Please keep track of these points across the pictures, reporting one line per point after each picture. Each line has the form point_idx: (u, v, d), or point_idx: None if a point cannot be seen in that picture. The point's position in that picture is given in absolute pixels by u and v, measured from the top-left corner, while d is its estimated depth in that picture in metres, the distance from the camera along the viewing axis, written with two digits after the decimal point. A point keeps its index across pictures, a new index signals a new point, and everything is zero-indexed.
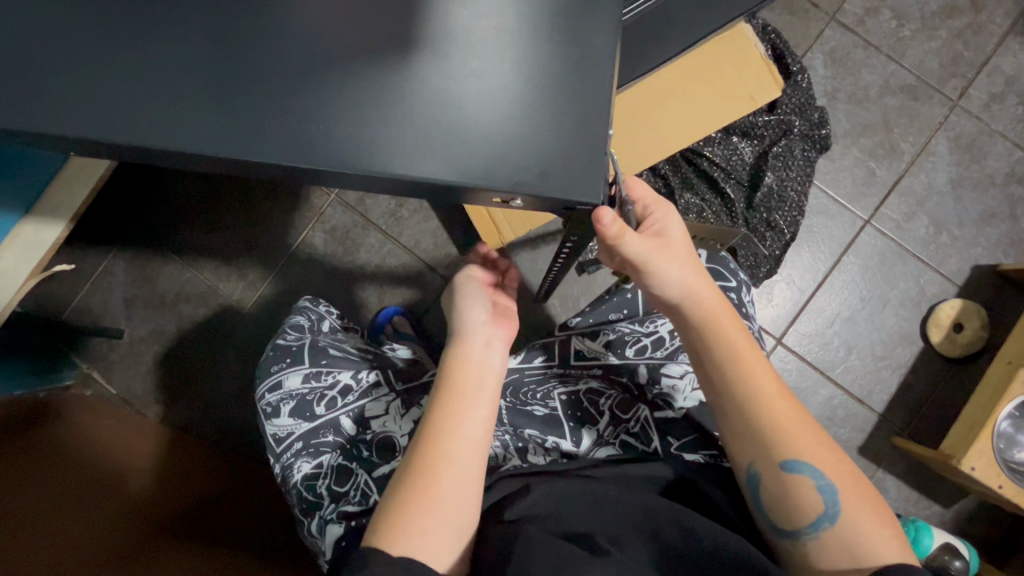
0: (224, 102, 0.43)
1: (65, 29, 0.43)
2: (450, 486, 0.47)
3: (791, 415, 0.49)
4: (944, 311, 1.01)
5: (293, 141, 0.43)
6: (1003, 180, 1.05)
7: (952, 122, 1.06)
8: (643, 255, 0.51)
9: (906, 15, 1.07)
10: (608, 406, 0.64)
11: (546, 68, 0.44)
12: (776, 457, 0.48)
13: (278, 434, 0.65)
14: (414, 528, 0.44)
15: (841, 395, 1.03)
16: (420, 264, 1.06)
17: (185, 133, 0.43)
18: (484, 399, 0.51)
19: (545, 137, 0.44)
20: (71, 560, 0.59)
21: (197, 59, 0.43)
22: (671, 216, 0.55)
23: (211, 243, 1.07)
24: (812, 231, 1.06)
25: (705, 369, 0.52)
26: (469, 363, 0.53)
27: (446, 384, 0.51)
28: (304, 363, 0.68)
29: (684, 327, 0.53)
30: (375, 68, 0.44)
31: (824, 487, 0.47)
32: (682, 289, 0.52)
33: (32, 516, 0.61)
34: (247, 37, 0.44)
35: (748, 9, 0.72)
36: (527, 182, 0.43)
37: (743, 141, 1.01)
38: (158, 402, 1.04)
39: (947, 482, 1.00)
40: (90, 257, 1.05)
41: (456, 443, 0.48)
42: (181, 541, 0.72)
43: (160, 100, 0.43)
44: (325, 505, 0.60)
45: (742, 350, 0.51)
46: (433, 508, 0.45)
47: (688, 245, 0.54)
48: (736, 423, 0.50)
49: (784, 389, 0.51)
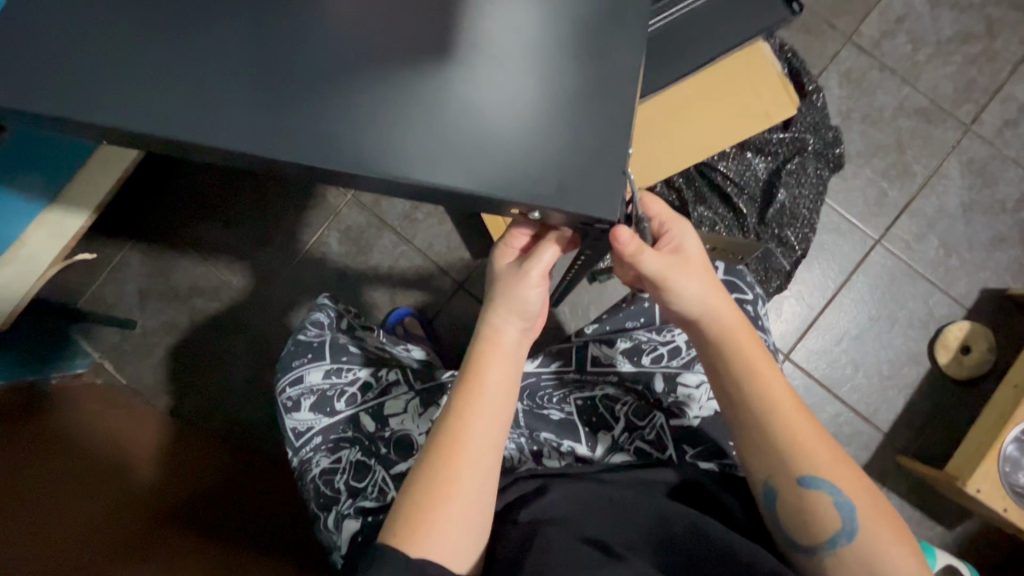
0: (257, 103, 0.44)
1: (105, 26, 0.44)
2: (468, 491, 0.46)
3: (808, 431, 0.50)
4: (952, 333, 1.02)
5: (322, 145, 0.44)
6: (1014, 206, 1.06)
7: (964, 146, 1.07)
8: (660, 271, 0.51)
9: (921, 40, 1.09)
10: (624, 413, 0.64)
11: (572, 84, 0.45)
12: (793, 473, 0.48)
13: (297, 428, 0.66)
14: (433, 527, 0.45)
15: (847, 412, 1.03)
16: (434, 266, 1.07)
17: (217, 132, 0.43)
18: (503, 402, 0.50)
19: (565, 151, 0.45)
20: (80, 539, 0.61)
21: (233, 61, 0.44)
22: (688, 233, 0.55)
23: (227, 238, 1.08)
24: (823, 248, 1.07)
25: (723, 383, 0.52)
26: (493, 362, 0.51)
27: (468, 386, 0.50)
28: (326, 359, 0.69)
29: (702, 342, 0.54)
30: (404, 76, 0.45)
31: (842, 503, 0.47)
32: (699, 305, 0.52)
33: (45, 501, 0.62)
34: (279, 41, 0.45)
35: (767, 28, 0.78)
36: (546, 195, 0.44)
37: (757, 157, 1.02)
38: (167, 394, 1.04)
39: (951, 504, 1.00)
40: (108, 247, 1.06)
41: (477, 446, 0.48)
42: (186, 532, 0.72)
43: (195, 97, 0.44)
44: (342, 500, 0.61)
45: (759, 367, 0.51)
46: (450, 513, 0.45)
47: (705, 262, 0.54)
48: (752, 437, 0.50)
49: (801, 406, 0.51)
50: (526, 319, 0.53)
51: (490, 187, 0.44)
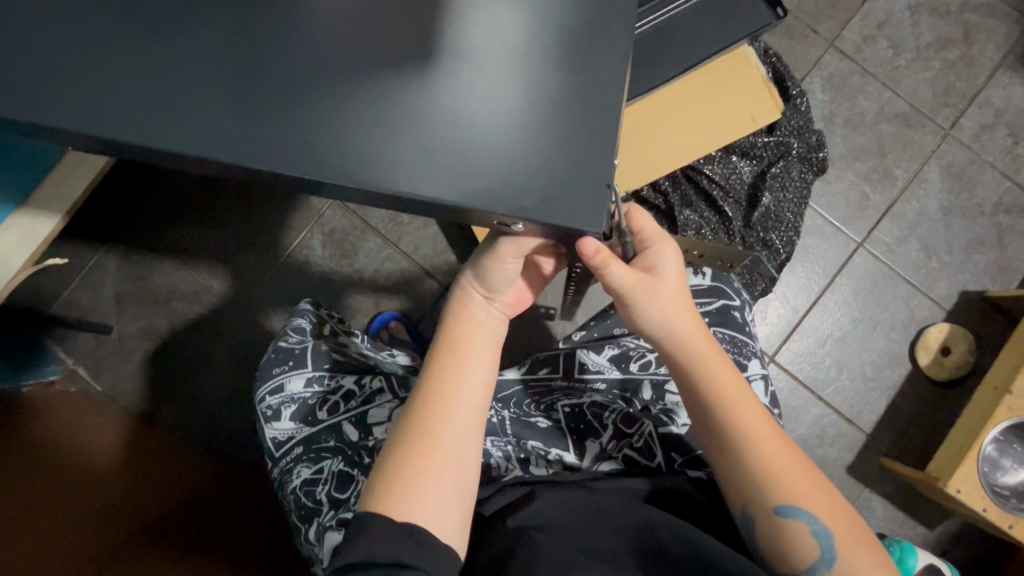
0: (230, 108, 0.43)
1: (68, 26, 0.43)
2: (446, 453, 0.46)
3: (784, 458, 0.49)
4: (932, 334, 1.04)
5: (298, 153, 0.43)
6: (991, 209, 1.08)
7: (943, 150, 1.09)
8: (626, 286, 0.51)
9: (902, 45, 1.10)
10: (612, 420, 0.63)
11: (555, 92, 0.45)
12: (770, 503, 0.48)
13: (277, 438, 0.66)
14: (411, 488, 0.44)
15: (831, 414, 1.04)
16: (419, 270, 1.06)
17: (188, 137, 0.42)
18: (479, 364, 0.50)
19: (548, 164, 0.44)
20: (57, 552, 0.60)
21: (205, 65, 0.43)
22: (668, 253, 0.53)
23: (207, 241, 1.05)
24: (807, 251, 1.07)
25: (698, 409, 0.52)
26: (468, 330, 0.52)
27: (443, 352, 0.50)
28: (308, 367, 0.68)
29: (673, 362, 0.53)
30: (383, 82, 0.44)
31: (820, 531, 0.47)
32: (662, 327, 0.52)
33: (13, 515, 0.60)
34: (254, 46, 0.43)
35: (752, 31, 0.80)
36: (528, 208, 0.43)
37: (743, 160, 1.02)
38: (145, 401, 1.02)
39: (932, 503, 1.01)
40: (83, 251, 1.03)
41: (453, 406, 0.48)
42: (162, 544, 0.70)
43: (166, 100, 0.42)
44: (324, 511, 0.59)
45: (730, 394, 0.51)
46: (429, 473, 0.45)
47: (680, 284, 0.53)
48: (727, 461, 0.50)
49: (776, 432, 0.50)
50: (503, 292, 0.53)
51: (472, 195, 0.43)
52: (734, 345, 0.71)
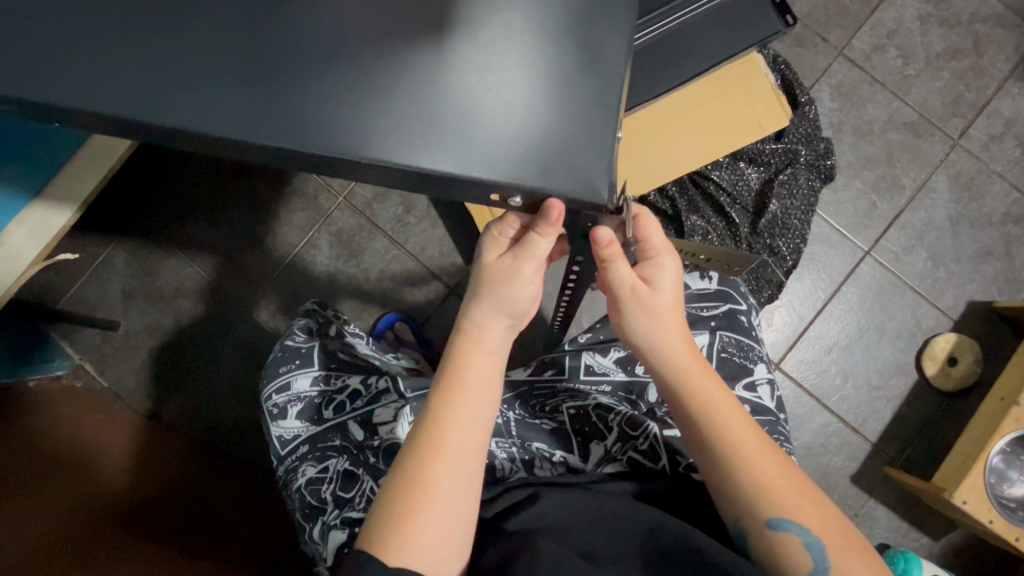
0: (226, 85, 0.43)
1: (81, 15, 0.43)
2: (446, 499, 0.45)
3: (776, 470, 0.49)
4: (939, 344, 1.03)
5: (298, 128, 0.43)
6: (1000, 220, 1.07)
7: (951, 159, 1.08)
8: (627, 291, 0.51)
9: (911, 54, 1.10)
10: (617, 423, 0.62)
11: (553, 67, 0.44)
12: (761, 515, 0.48)
13: (283, 436, 0.66)
14: (411, 536, 0.43)
15: (836, 422, 1.04)
16: (425, 270, 1.06)
17: (187, 117, 0.42)
18: (485, 406, 0.49)
19: (545, 135, 0.44)
20: (55, 523, 0.63)
21: (209, 47, 0.43)
22: (669, 268, 0.53)
23: (215, 238, 1.06)
24: (813, 258, 1.07)
25: (694, 430, 0.51)
26: (474, 363, 0.50)
27: (447, 389, 0.49)
28: (314, 366, 0.69)
29: (665, 376, 0.53)
30: (382, 55, 0.44)
31: (812, 543, 0.46)
32: (648, 342, 0.53)
33: (17, 493, 0.63)
34: (257, 27, 0.43)
35: (762, 39, 0.82)
36: (526, 178, 0.44)
37: (750, 167, 1.02)
38: (149, 398, 1.02)
39: (938, 515, 1.01)
40: (90, 247, 1.04)
41: (456, 450, 0.47)
42: (153, 530, 0.72)
43: (170, 82, 0.43)
44: (329, 510, 0.59)
45: (718, 406, 0.51)
46: (429, 521, 0.44)
47: (677, 302, 0.53)
48: (716, 476, 0.50)
49: (767, 446, 0.50)
50: (513, 316, 0.51)
51: (477, 177, 0.43)
52: (740, 349, 0.71)
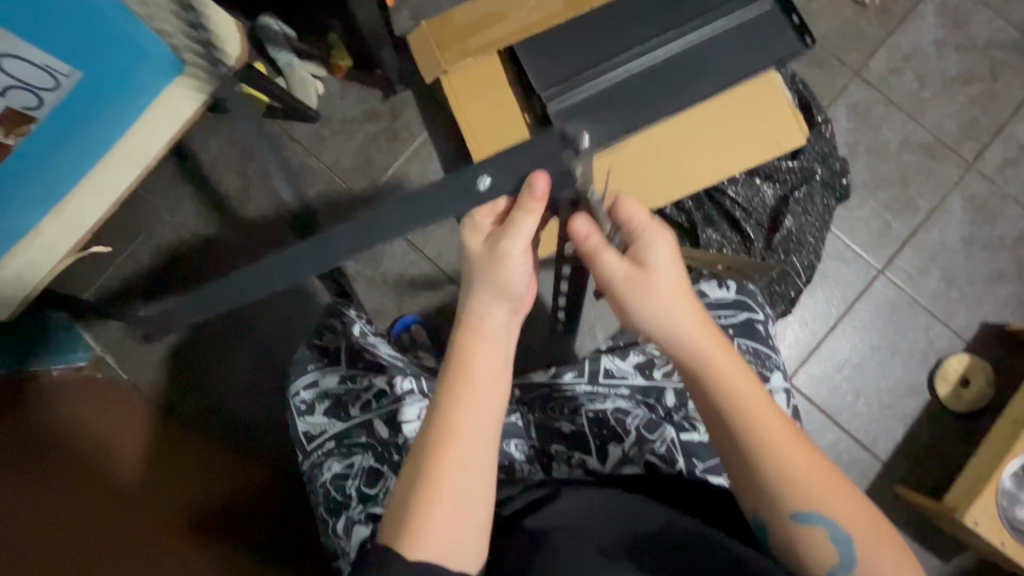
0: None
1: None
2: (459, 487, 0.46)
3: (802, 462, 0.49)
4: (951, 365, 1.04)
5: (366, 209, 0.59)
6: (1014, 243, 1.08)
7: (966, 182, 1.09)
8: (623, 277, 0.52)
9: (926, 78, 1.12)
10: (635, 426, 0.64)
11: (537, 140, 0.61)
12: (786, 510, 0.48)
13: (310, 432, 0.67)
14: (425, 527, 0.45)
15: (846, 439, 1.04)
16: (442, 275, 1.08)
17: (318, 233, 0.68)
18: (492, 393, 0.50)
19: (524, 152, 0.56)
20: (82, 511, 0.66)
21: None
22: (659, 243, 0.53)
23: (236, 236, 1.07)
24: (827, 275, 1.08)
25: (717, 423, 0.51)
26: (480, 351, 0.50)
27: (452, 381, 0.49)
28: (342, 364, 0.70)
29: (678, 365, 0.53)
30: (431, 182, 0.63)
31: (839, 537, 0.47)
32: (661, 326, 0.52)
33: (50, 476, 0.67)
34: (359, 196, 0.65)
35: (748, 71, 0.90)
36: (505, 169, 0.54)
37: (766, 182, 1.03)
38: (167, 391, 1.04)
39: (948, 536, 1.01)
40: (116, 241, 1.06)
41: (465, 440, 0.48)
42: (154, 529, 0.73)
43: None
44: (353, 505, 0.61)
45: (741, 397, 0.50)
46: (441, 512, 0.45)
47: (678, 279, 0.53)
48: (742, 472, 0.50)
49: (791, 434, 0.50)
50: (511, 299, 0.51)
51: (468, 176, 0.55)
52: (757, 358, 0.72)
